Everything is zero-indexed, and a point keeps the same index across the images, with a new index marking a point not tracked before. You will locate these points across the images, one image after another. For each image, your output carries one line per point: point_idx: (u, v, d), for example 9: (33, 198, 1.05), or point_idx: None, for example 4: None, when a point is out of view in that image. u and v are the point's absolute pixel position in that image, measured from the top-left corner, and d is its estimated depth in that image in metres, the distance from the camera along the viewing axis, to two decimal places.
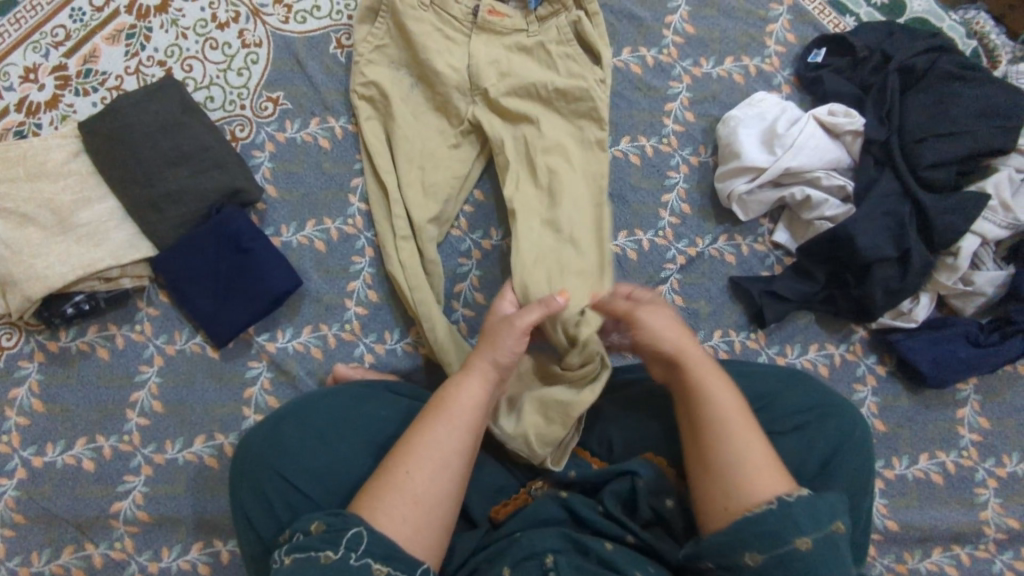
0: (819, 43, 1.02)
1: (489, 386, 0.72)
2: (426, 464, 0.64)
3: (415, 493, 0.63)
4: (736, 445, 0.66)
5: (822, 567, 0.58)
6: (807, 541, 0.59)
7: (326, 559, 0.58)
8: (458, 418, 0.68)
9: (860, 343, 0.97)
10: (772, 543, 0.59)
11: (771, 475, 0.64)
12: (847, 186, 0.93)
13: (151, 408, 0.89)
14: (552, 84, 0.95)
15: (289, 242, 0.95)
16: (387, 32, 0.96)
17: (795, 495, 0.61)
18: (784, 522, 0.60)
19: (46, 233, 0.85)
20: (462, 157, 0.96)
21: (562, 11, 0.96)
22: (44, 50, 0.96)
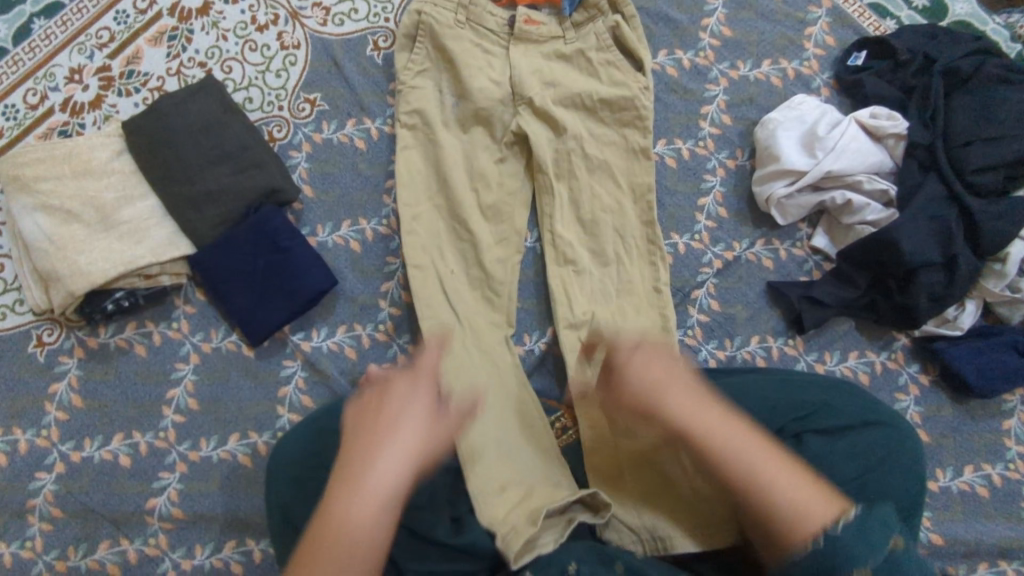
0: (859, 45, 1.01)
1: (410, 459, 0.64)
2: (342, 552, 0.58)
3: (347, 561, 0.58)
4: (771, 482, 0.64)
5: (857, 557, 0.57)
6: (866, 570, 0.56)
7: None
8: (380, 497, 0.61)
9: (902, 351, 0.95)
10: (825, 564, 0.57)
11: (814, 494, 0.62)
12: (890, 190, 0.91)
13: (187, 405, 0.90)
14: (593, 93, 0.95)
15: (324, 242, 0.95)
16: (427, 56, 0.96)
17: (846, 525, 0.59)
18: (835, 556, 0.57)
19: (90, 229, 0.85)
20: (511, 171, 0.96)
21: (599, 17, 0.97)
22: (89, 52, 0.98)
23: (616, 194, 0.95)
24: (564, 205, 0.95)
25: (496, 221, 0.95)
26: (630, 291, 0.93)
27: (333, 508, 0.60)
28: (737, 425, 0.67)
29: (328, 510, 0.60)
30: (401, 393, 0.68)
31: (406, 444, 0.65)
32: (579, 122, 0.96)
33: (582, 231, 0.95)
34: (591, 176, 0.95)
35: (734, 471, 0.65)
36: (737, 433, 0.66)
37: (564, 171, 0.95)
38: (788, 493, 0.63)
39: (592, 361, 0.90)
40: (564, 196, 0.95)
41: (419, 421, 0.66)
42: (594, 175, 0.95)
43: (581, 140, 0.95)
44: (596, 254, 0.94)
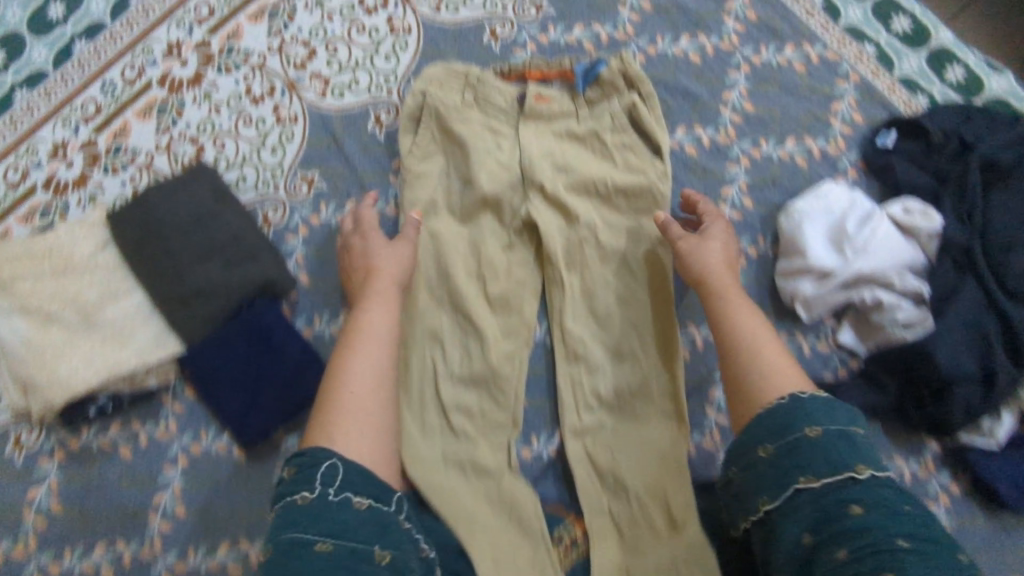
0: (889, 124, 0.96)
1: (392, 308, 0.82)
2: (364, 430, 0.71)
3: (355, 380, 0.74)
4: (751, 345, 0.74)
5: (833, 453, 0.62)
6: (818, 430, 0.64)
7: (303, 499, 0.64)
8: (379, 340, 0.79)
9: (932, 458, 0.89)
10: (783, 432, 0.65)
11: (782, 371, 0.72)
12: (924, 290, 0.85)
13: (174, 512, 0.85)
14: (608, 178, 0.90)
15: (322, 333, 0.89)
16: (432, 139, 0.92)
17: (813, 396, 0.67)
18: (802, 409, 0.66)
19: (71, 332, 0.79)
20: (519, 259, 0.91)
21: (614, 96, 0.92)
22: (73, 125, 0.92)
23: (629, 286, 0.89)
24: (575, 298, 0.89)
25: (500, 315, 0.90)
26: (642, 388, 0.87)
27: (343, 364, 0.76)
28: (752, 316, 0.77)
29: (341, 362, 0.77)
30: (384, 285, 0.84)
31: (381, 339, 0.80)
32: (594, 206, 0.90)
33: (594, 326, 0.89)
34: (605, 267, 0.90)
35: (731, 342, 0.76)
36: (740, 307, 0.78)
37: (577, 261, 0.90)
38: (761, 355, 0.73)
39: (599, 469, 0.84)
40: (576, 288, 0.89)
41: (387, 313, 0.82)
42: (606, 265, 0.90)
43: (593, 229, 0.90)
44: (609, 350, 0.89)
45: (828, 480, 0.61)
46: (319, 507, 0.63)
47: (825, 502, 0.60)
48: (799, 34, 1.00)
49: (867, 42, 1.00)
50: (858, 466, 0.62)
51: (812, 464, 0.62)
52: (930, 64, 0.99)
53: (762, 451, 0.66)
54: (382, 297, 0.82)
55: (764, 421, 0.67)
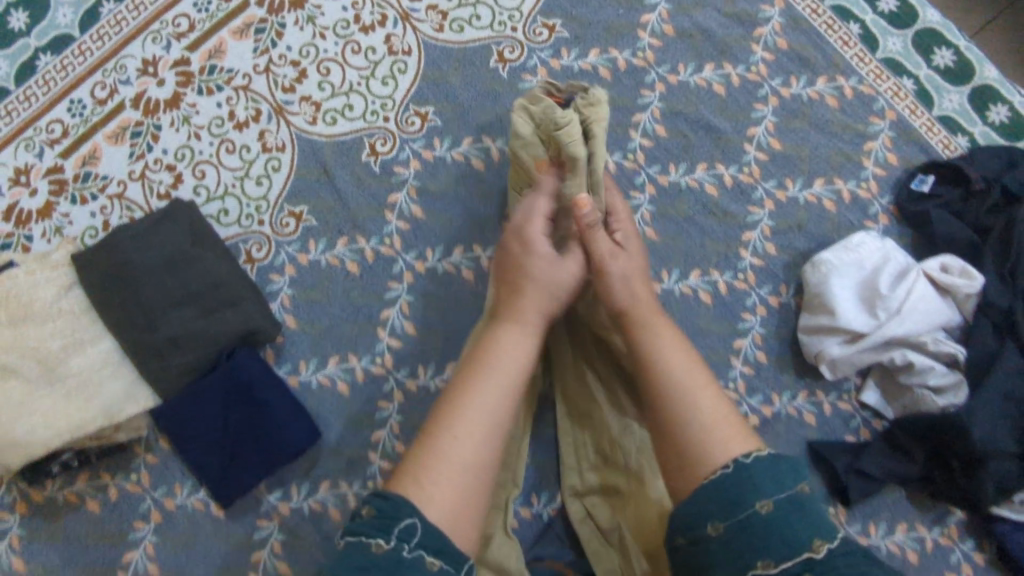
0: (926, 168, 0.89)
1: (534, 341, 0.70)
2: (465, 443, 0.62)
3: (456, 462, 0.61)
4: (698, 415, 0.64)
5: (788, 535, 0.55)
6: (769, 505, 0.56)
7: (377, 549, 0.55)
8: (503, 372, 0.66)
9: (956, 525, 0.85)
10: (735, 508, 0.57)
11: (732, 436, 0.62)
12: (958, 354, 0.79)
13: (147, 571, 0.79)
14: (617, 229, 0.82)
15: (307, 381, 0.83)
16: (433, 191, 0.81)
17: (755, 457, 0.59)
18: (742, 486, 0.58)
19: (29, 386, 0.72)
20: None
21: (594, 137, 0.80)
22: (37, 148, 0.84)
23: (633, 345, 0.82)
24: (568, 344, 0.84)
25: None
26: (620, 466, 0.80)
27: (458, 403, 0.64)
28: (679, 345, 0.69)
29: (459, 386, 0.65)
30: (533, 314, 0.71)
31: (513, 375, 0.67)
32: None
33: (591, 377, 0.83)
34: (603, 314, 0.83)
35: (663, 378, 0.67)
36: (665, 329, 0.71)
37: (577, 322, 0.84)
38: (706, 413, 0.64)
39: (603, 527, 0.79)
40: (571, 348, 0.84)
41: (520, 344, 0.69)
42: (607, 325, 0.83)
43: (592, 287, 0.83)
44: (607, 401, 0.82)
45: (770, 532, 0.56)
46: (392, 563, 0.54)
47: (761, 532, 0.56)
48: (832, 65, 0.92)
49: (905, 76, 0.92)
50: (813, 540, 0.55)
51: (762, 550, 0.55)
52: (972, 102, 0.92)
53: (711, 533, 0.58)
54: (524, 327, 0.70)
55: (711, 494, 0.59)
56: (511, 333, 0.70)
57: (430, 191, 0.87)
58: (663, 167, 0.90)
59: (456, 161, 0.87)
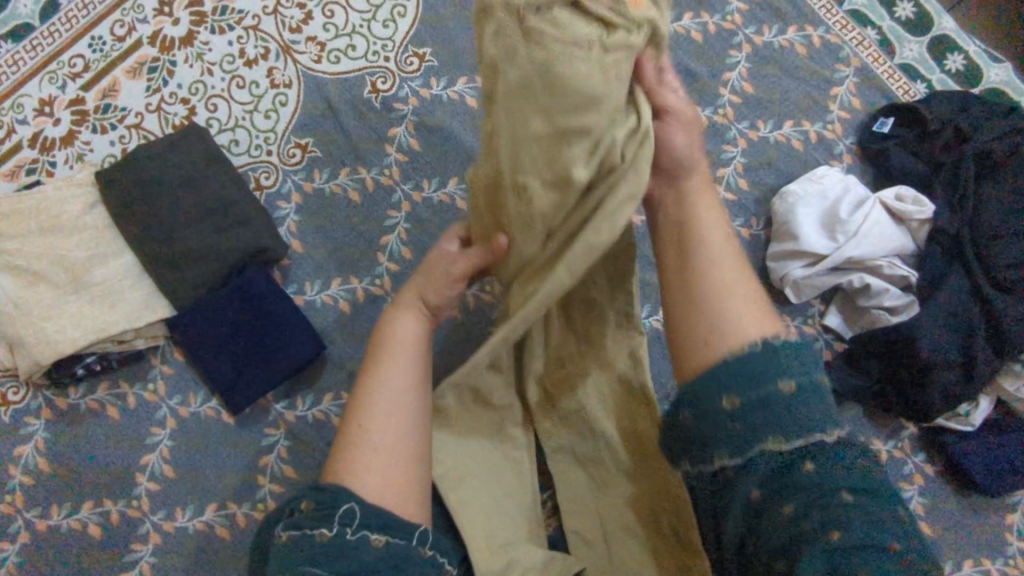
0: (886, 111, 0.96)
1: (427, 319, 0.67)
2: (385, 437, 0.59)
3: (384, 442, 0.58)
4: (722, 297, 0.57)
5: (801, 406, 0.52)
6: (791, 384, 0.52)
7: (322, 538, 0.52)
8: (406, 350, 0.64)
9: (908, 440, 0.91)
10: (754, 382, 0.52)
11: (743, 308, 0.57)
12: (911, 277, 0.87)
13: (162, 473, 0.85)
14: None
15: (312, 301, 0.90)
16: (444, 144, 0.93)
17: (778, 336, 0.54)
18: (767, 365, 0.53)
19: (58, 291, 0.79)
20: None
21: None
22: (60, 81, 0.90)
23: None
24: None
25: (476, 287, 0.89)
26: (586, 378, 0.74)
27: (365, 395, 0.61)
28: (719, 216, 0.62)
29: (365, 377, 0.62)
30: (412, 296, 0.68)
31: (409, 355, 0.64)
32: None
33: None
34: None
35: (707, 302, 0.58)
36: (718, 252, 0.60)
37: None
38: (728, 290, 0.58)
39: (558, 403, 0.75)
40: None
41: (414, 326, 0.66)
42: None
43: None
44: None
45: (784, 411, 0.52)
46: (338, 549, 0.51)
47: (780, 421, 0.52)
48: (802, 16, 0.99)
49: (869, 27, 0.99)
50: (826, 425, 0.52)
51: (778, 425, 0.52)
52: (930, 51, 0.99)
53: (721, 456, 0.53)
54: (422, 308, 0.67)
55: (726, 366, 0.54)
56: (395, 323, 0.66)
57: (426, 127, 0.93)
58: None
59: (451, 99, 0.94)
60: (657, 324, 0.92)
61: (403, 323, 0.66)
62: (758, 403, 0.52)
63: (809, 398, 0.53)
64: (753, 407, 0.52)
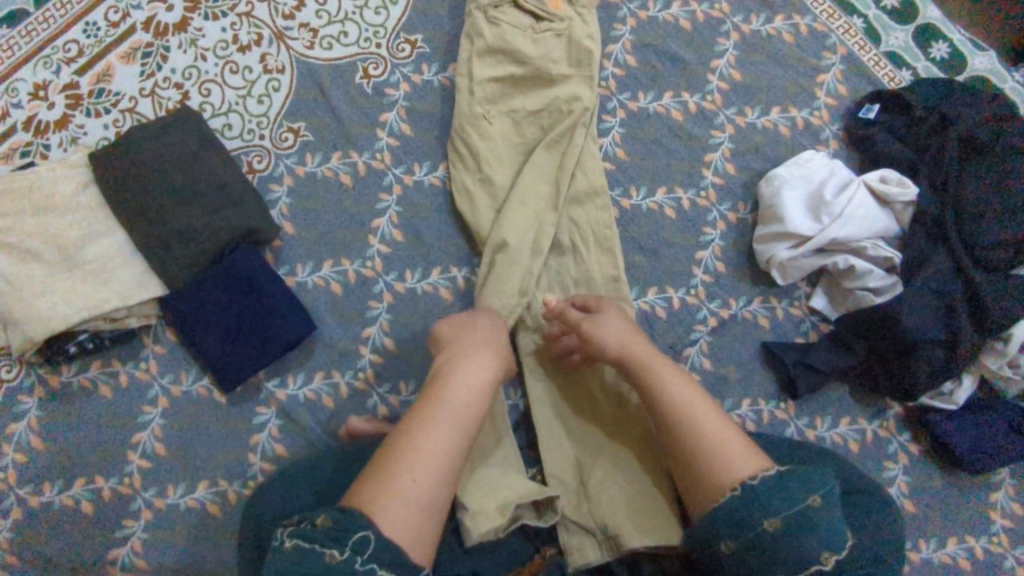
0: (872, 98, 0.97)
1: (493, 377, 0.71)
2: (419, 477, 0.62)
3: (417, 489, 0.62)
4: (711, 444, 0.69)
5: (796, 551, 0.62)
6: (776, 523, 0.63)
7: (331, 560, 0.56)
8: (464, 404, 0.67)
9: (893, 420, 0.94)
10: (745, 529, 0.64)
11: (740, 453, 0.69)
12: (896, 257, 0.88)
13: (154, 450, 0.87)
14: (554, 100, 0.92)
15: (303, 282, 0.90)
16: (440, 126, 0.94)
17: (761, 478, 0.66)
18: (763, 503, 0.64)
19: (50, 270, 0.80)
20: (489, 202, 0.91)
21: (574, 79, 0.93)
22: (55, 66, 0.91)
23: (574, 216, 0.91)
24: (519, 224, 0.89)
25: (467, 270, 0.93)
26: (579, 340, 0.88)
27: (412, 433, 0.65)
28: (693, 397, 0.73)
29: (415, 417, 0.66)
30: (486, 356, 0.72)
31: (464, 411, 0.67)
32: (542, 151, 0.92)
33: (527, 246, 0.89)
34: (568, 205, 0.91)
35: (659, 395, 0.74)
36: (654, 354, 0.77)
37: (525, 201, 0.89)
38: (719, 443, 0.70)
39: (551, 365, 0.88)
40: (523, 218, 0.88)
41: (478, 380, 0.69)
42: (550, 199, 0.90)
43: (537, 172, 0.91)
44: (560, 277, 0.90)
45: (779, 553, 0.63)
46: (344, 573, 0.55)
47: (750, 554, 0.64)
48: (789, 5, 1.00)
49: (855, 16, 1.01)
50: (796, 501, 0.64)
51: (767, 565, 0.63)
52: (915, 39, 1.00)
53: (726, 545, 0.65)
54: (488, 365, 0.71)
55: (721, 514, 0.65)
56: (461, 368, 0.70)
57: (418, 112, 0.94)
58: (633, 94, 0.97)
59: (442, 85, 0.95)
60: (644, 306, 0.93)
61: (467, 372, 0.70)
62: (751, 548, 0.63)
63: (804, 528, 0.63)
64: (749, 551, 0.63)
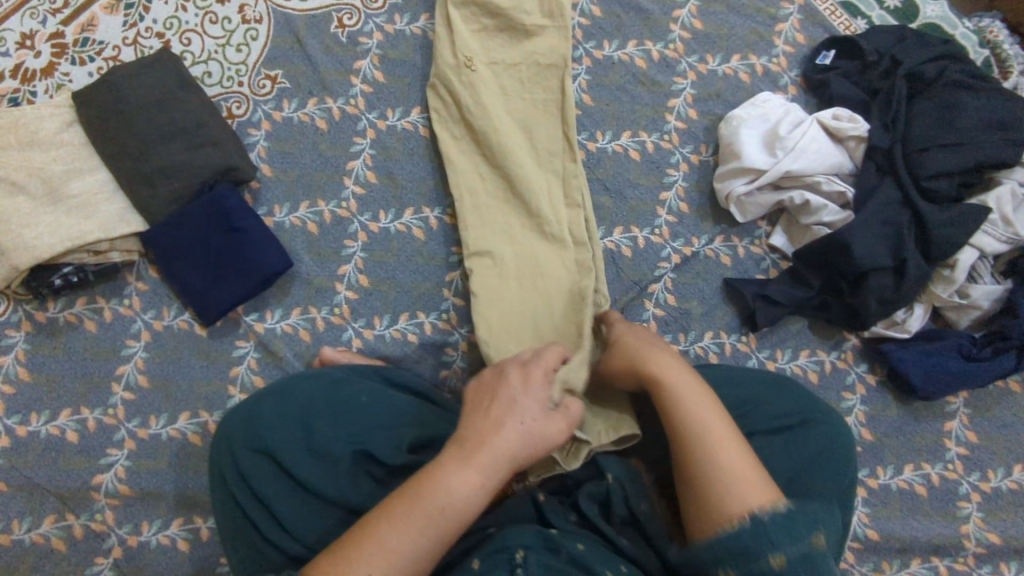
0: (828, 44, 1.01)
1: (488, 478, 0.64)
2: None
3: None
4: (721, 473, 0.64)
5: None
6: (781, 560, 0.57)
7: None
8: (444, 511, 0.61)
9: (851, 351, 0.96)
10: (746, 562, 0.58)
11: (750, 487, 0.63)
12: (848, 192, 0.93)
13: (137, 382, 0.89)
14: (531, 54, 0.95)
15: (281, 222, 0.94)
16: (416, 74, 0.98)
17: (771, 512, 0.59)
18: (759, 537, 0.58)
19: (36, 203, 0.85)
20: (466, 151, 0.94)
21: (553, 31, 0.95)
22: (41, 17, 0.95)
23: (539, 173, 0.92)
24: (484, 170, 0.93)
25: (440, 209, 0.96)
26: (553, 291, 0.88)
27: (380, 531, 0.60)
28: (724, 425, 0.68)
29: (390, 515, 0.61)
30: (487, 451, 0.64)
31: (448, 514, 0.61)
32: (517, 100, 0.94)
33: (499, 180, 0.93)
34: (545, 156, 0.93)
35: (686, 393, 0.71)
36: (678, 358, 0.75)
37: (490, 154, 0.92)
38: (729, 475, 0.64)
39: (513, 293, 0.89)
40: (488, 174, 0.93)
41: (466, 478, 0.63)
42: (516, 147, 0.92)
43: (503, 125, 0.92)
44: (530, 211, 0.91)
45: None
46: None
47: None
48: None
49: None
50: (811, 535, 0.58)
51: None
52: None
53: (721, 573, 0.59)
54: (482, 464, 0.64)
55: (719, 548, 0.60)
56: (451, 478, 0.62)
57: (390, 60, 0.98)
58: (598, 43, 1.01)
59: (415, 34, 0.99)
60: (610, 245, 0.97)
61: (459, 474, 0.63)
62: None
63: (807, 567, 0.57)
64: None
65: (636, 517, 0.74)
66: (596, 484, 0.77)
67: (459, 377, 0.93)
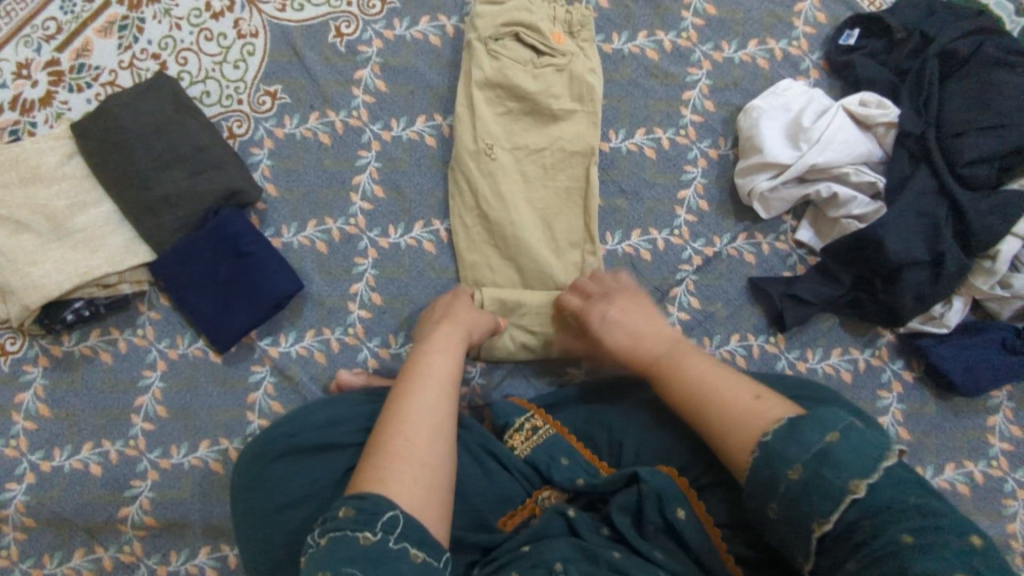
0: (851, 23, 0.94)
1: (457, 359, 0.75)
2: (408, 469, 0.61)
3: (412, 456, 0.63)
4: (733, 414, 0.64)
5: (841, 468, 0.53)
6: (797, 471, 0.54)
7: (365, 541, 0.54)
8: (438, 382, 0.71)
9: (886, 347, 0.92)
10: (771, 484, 0.56)
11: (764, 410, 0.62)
12: (878, 182, 0.88)
13: (156, 413, 0.89)
14: (557, 140, 0.91)
15: (289, 243, 0.92)
16: (416, 80, 0.95)
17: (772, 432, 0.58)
18: (787, 443, 0.56)
19: (41, 239, 0.85)
20: (474, 228, 0.91)
21: (583, 114, 0.91)
22: (35, 45, 0.93)
23: (559, 271, 0.90)
24: (493, 258, 0.90)
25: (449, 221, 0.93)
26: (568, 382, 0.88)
27: (397, 412, 0.67)
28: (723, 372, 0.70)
29: (394, 408, 0.68)
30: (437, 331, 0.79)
31: (442, 381, 0.71)
32: (533, 188, 0.91)
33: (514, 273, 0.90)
34: (563, 247, 0.90)
35: (691, 391, 0.69)
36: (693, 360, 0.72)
37: (503, 246, 0.89)
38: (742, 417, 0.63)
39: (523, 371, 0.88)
40: (502, 268, 0.90)
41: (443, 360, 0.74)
42: (532, 234, 0.89)
43: (520, 214, 0.89)
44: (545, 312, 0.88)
45: (806, 493, 0.54)
46: (379, 553, 0.54)
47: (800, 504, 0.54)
48: None
49: None
50: (851, 483, 0.52)
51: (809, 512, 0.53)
52: None
53: (819, 524, 0.53)
54: (447, 351, 0.75)
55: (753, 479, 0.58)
56: (428, 360, 0.73)
57: (392, 67, 0.95)
58: (607, 36, 0.96)
59: (415, 39, 0.95)
60: (628, 249, 0.93)
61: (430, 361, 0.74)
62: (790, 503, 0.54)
63: (828, 464, 0.53)
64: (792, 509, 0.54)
65: (671, 526, 0.66)
66: (626, 492, 0.68)
67: (479, 395, 0.91)
